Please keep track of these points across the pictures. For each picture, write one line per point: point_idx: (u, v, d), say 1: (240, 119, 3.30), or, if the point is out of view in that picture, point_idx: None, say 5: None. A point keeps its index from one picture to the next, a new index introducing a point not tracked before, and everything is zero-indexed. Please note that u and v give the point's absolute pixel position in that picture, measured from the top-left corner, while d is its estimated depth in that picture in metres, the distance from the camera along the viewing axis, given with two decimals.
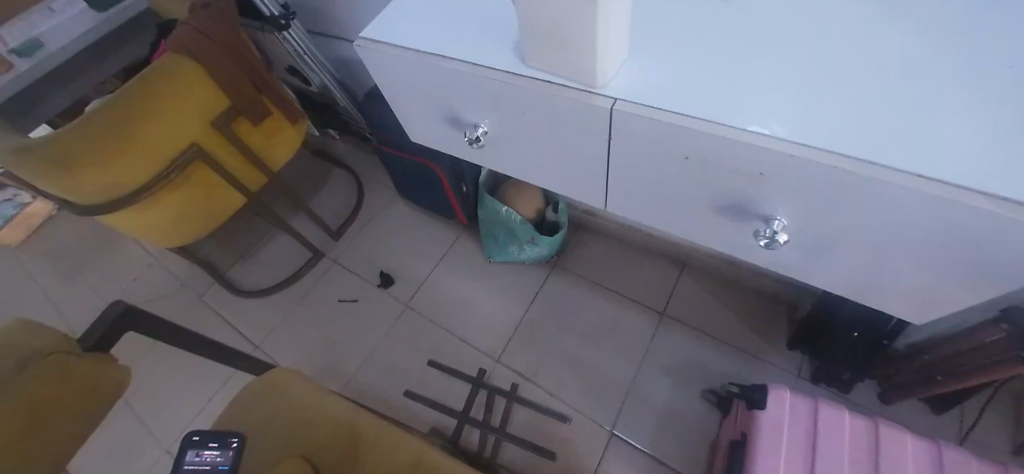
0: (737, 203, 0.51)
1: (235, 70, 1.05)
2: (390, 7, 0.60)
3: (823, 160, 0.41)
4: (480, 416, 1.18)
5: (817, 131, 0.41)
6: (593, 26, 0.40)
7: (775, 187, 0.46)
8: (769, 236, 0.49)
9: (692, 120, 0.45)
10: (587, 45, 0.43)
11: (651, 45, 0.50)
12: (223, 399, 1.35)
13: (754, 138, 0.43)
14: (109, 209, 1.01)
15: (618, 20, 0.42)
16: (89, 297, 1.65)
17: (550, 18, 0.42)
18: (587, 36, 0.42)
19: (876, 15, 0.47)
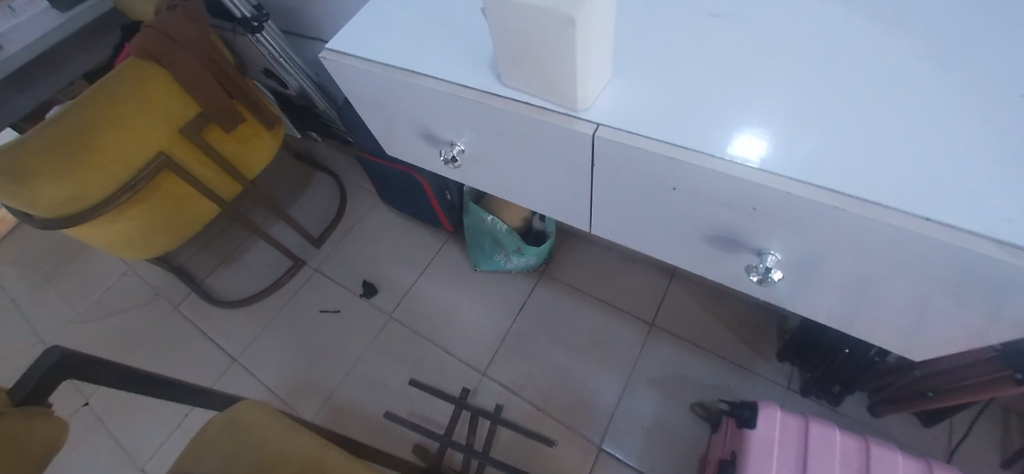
0: (728, 235, 0.49)
1: (205, 75, 1.00)
2: (358, 16, 0.56)
3: (821, 198, 0.39)
4: (462, 440, 1.14)
5: (805, 165, 0.40)
6: (572, 48, 0.37)
7: (769, 222, 0.44)
8: (762, 272, 0.47)
9: (680, 150, 0.43)
10: (567, 67, 0.40)
11: (637, 66, 0.47)
12: (200, 415, 1.30)
13: (741, 171, 0.41)
14: (71, 223, 0.95)
15: (599, 41, 0.39)
16: (58, 307, 1.57)
17: (527, 38, 0.39)
18: (565, 59, 0.39)
19: (868, 38, 0.45)
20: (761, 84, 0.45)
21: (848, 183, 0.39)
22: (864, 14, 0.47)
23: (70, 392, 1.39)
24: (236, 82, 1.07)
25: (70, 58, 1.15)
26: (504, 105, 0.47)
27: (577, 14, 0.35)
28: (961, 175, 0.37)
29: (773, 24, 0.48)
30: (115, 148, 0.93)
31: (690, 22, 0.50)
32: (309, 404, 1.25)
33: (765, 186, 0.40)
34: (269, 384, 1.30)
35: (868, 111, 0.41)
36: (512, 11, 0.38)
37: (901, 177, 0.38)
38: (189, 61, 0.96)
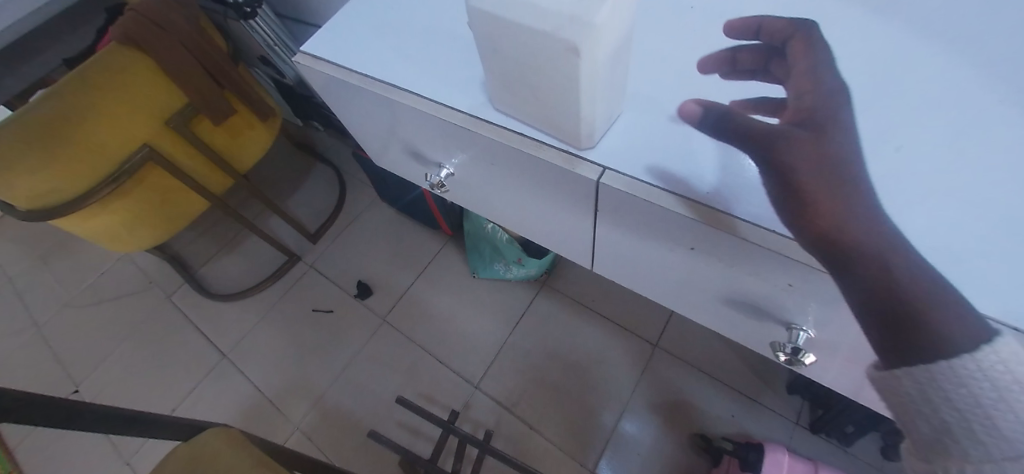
0: (752, 303, 0.45)
1: (191, 64, 0.94)
2: (339, 20, 0.55)
3: None
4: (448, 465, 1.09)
5: None
6: (576, 81, 0.33)
7: (803, 297, 0.39)
8: (791, 356, 0.44)
9: (700, 209, 0.38)
10: (570, 99, 0.35)
11: (657, 103, 0.43)
12: (187, 411, 1.26)
13: (766, 238, 0.36)
14: (48, 215, 0.89)
15: (609, 75, 0.35)
16: (51, 289, 1.54)
17: (525, 66, 0.35)
18: (570, 92, 0.34)
19: (932, 75, 0.39)
20: None
21: None
22: (935, 43, 0.40)
23: (59, 379, 1.36)
24: (228, 72, 1.02)
25: (61, 36, 1.10)
26: (493, 132, 0.44)
27: (583, 43, 0.30)
28: (840, 136, 0.35)
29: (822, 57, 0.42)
30: (98, 139, 0.88)
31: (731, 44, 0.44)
32: (296, 406, 1.21)
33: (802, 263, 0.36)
34: (258, 383, 1.26)
35: (931, 173, 0.35)
36: (509, 32, 0.33)
37: (792, 114, 0.36)
38: (177, 49, 0.92)
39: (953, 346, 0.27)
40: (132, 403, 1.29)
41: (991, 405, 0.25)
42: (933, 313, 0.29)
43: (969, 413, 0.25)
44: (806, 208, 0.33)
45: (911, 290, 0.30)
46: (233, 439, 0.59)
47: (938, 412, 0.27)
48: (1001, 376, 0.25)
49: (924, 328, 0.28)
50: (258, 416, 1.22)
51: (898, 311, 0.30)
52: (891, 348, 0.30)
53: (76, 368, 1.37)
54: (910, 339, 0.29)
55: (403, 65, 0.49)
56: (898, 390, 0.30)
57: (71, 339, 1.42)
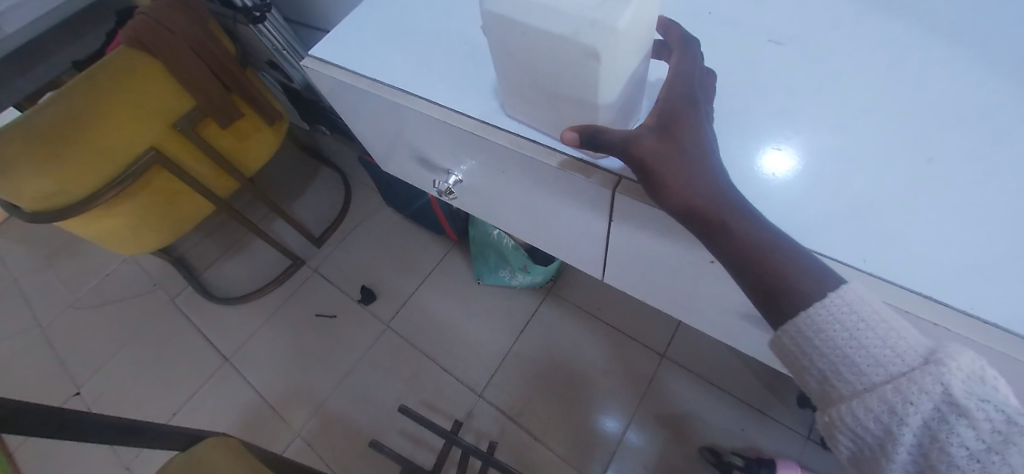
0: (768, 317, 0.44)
1: (199, 67, 0.93)
2: (348, 23, 0.54)
3: (899, 300, 0.34)
4: None
5: (870, 251, 0.35)
6: (593, 87, 0.33)
7: None
8: None
9: None
10: (585, 101, 0.34)
11: None
12: (188, 415, 1.25)
13: None
14: (53, 217, 0.89)
15: (626, 78, 0.34)
16: (56, 290, 1.53)
17: (540, 70, 0.34)
18: (587, 95, 0.34)
19: (953, 86, 0.38)
20: (827, 140, 0.39)
21: (938, 285, 0.33)
22: (959, 52, 0.39)
23: (61, 381, 1.35)
24: (236, 75, 1.02)
25: (69, 39, 1.10)
26: (504, 138, 0.43)
27: (602, 48, 0.29)
28: (694, 125, 0.35)
29: (842, 67, 0.41)
30: (105, 141, 0.88)
31: (749, 51, 0.44)
32: (298, 412, 1.20)
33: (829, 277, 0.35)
34: (260, 389, 1.25)
35: (959, 186, 0.35)
36: (525, 36, 0.32)
37: (653, 121, 0.35)
38: (186, 53, 0.91)
39: (809, 303, 0.32)
40: (134, 406, 1.28)
41: (848, 345, 0.31)
42: (785, 276, 0.33)
43: (833, 356, 0.32)
44: (670, 199, 0.35)
45: (768, 260, 0.33)
46: (231, 450, 0.58)
47: (813, 360, 0.33)
48: (849, 318, 0.31)
49: (785, 289, 0.33)
50: (259, 422, 1.21)
51: (765, 284, 0.34)
52: (769, 313, 0.35)
53: (77, 371, 1.36)
54: (774, 299, 0.34)
55: (412, 70, 0.48)
56: (789, 351, 0.35)
57: (73, 342, 1.41)
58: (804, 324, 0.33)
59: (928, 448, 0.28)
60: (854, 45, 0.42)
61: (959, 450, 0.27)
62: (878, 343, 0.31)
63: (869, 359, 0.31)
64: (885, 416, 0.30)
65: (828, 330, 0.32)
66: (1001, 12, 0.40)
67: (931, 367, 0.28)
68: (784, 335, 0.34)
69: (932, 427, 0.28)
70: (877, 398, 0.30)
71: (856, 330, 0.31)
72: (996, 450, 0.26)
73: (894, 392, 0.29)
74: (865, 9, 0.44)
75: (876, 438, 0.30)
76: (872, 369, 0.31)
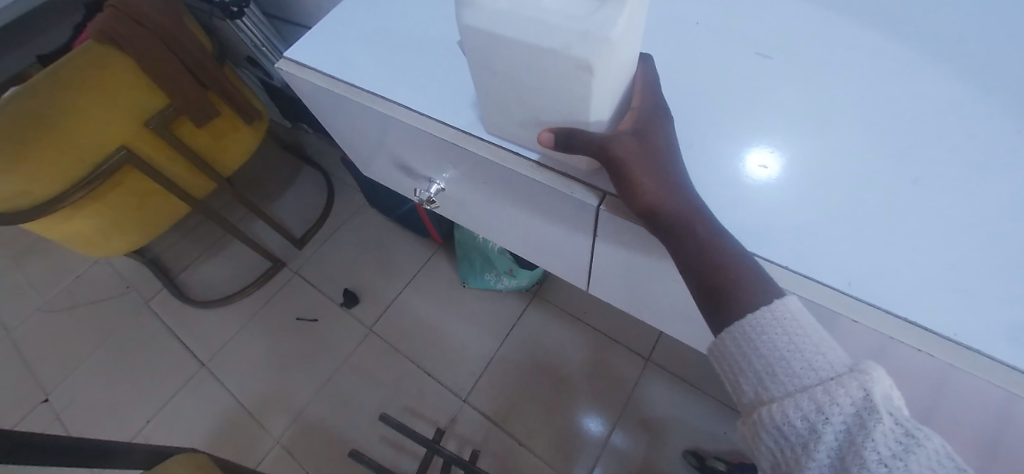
0: None
1: (171, 64, 0.90)
2: (328, 26, 0.52)
3: (885, 327, 0.33)
4: None
5: (857, 274, 0.34)
6: (585, 99, 0.31)
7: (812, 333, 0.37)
8: None
9: None
10: (576, 110, 0.33)
11: None
12: (161, 423, 1.21)
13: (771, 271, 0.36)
14: (15, 219, 0.85)
15: (617, 88, 0.33)
16: (24, 292, 1.47)
17: (526, 84, 0.33)
18: (578, 104, 0.32)
19: (937, 106, 0.38)
20: (816, 157, 0.38)
21: (929, 312, 0.32)
22: (940, 69, 0.39)
23: (28, 388, 1.30)
24: (213, 74, 0.99)
25: (35, 31, 1.05)
26: (486, 150, 0.43)
27: (597, 62, 0.28)
28: (664, 135, 0.36)
29: (827, 82, 0.41)
30: (72, 141, 0.84)
31: (734, 65, 0.44)
32: (277, 419, 1.17)
33: (814, 301, 0.35)
34: (238, 394, 1.22)
35: (946, 210, 0.34)
36: (511, 50, 0.31)
37: (626, 124, 0.36)
38: (158, 49, 0.88)
39: (755, 306, 0.32)
40: (106, 414, 1.23)
41: (785, 347, 0.30)
42: (733, 279, 0.33)
43: (770, 357, 0.31)
44: (636, 198, 0.35)
45: (717, 266, 0.33)
46: (201, 467, 0.56)
47: (749, 361, 0.32)
48: (791, 323, 0.31)
49: (733, 295, 0.33)
50: (236, 430, 1.17)
51: (711, 288, 0.34)
52: (713, 318, 0.34)
53: (46, 376, 1.31)
54: (722, 303, 0.33)
55: (392, 77, 0.47)
56: (727, 353, 0.33)
57: (41, 345, 1.36)
58: (749, 326, 0.32)
59: (846, 452, 0.27)
60: (840, 59, 0.42)
61: (872, 454, 0.26)
62: (813, 349, 0.30)
63: (802, 363, 0.30)
64: (813, 415, 0.28)
65: (769, 332, 0.31)
66: (987, 30, 0.39)
67: (856, 374, 0.28)
68: (727, 336, 0.33)
69: (852, 431, 0.27)
70: (806, 397, 0.29)
71: (796, 335, 0.30)
72: (899, 457, 0.25)
73: (822, 392, 0.28)
74: (855, 20, 0.43)
75: (799, 438, 0.29)
76: (804, 372, 0.29)
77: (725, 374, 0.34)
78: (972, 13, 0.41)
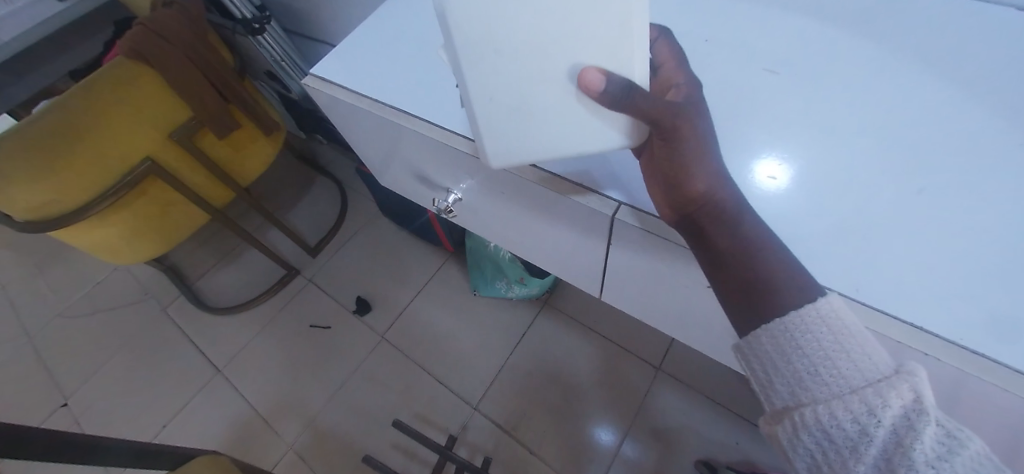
0: None
1: (196, 77, 0.93)
2: (351, 44, 0.55)
3: (894, 333, 0.34)
4: None
5: (866, 282, 0.35)
6: (627, 25, 0.31)
7: None
8: None
9: None
10: (616, 39, 0.31)
11: None
12: (177, 429, 1.23)
13: None
14: (47, 227, 0.88)
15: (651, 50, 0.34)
16: (46, 298, 1.51)
17: (548, 49, 0.32)
18: (621, 50, 0.32)
19: (944, 119, 0.39)
20: (821, 168, 0.39)
21: (938, 319, 0.33)
22: (946, 82, 0.40)
23: (48, 392, 1.33)
24: (235, 87, 1.02)
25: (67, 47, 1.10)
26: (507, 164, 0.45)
27: None
28: (706, 117, 0.37)
29: (835, 95, 0.42)
30: (101, 152, 0.88)
31: (743, 79, 0.45)
32: (290, 425, 1.18)
33: None
34: (252, 400, 1.23)
35: (946, 217, 0.35)
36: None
37: (677, 96, 0.37)
38: (185, 64, 0.91)
39: (799, 303, 0.33)
40: (123, 420, 1.25)
41: (831, 348, 0.32)
42: (778, 273, 0.34)
43: (815, 358, 0.32)
44: (689, 185, 0.35)
45: (752, 257, 0.35)
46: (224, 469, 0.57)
47: (790, 361, 0.33)
48: (835, 323, 0.32)
49: (776, 290, 0.34)
50: (250, 435, 1.19)
51: (745, 277, 0.35)
52: (751, 313, 0.35)
53: (65, 382, 1.34)
54: (762, 296, 0.35)
55: (414, 93, 0.50)
56: (768, 353, 0.34)
57: (62, 352, 1.39)
58: (793, 324, 0.33)
59: (892, 453, 0.28)
60: (847, 73, 0.43)
61: (920, 453, 0.27)
62: (860, 352, 0.31)
63: (849, 364, 0.31)
64: (864, 418, 0.29)
65: (815, 331, 0.32)
66: (988, 44, 0.41)
67: (905, 376, 0.29)
68: (765, 334, 0.34)
69: (899, 432, 0.28)
70: (856, 399, 0.30)
71: (841, 336, 0.32)
72: (944, 459, 0.27)
73: (873, 394, 0.29)
74: (862, 36, 0.44)
75: (847, 439, 0.30)
76: (851, 373, 0.31)
77: (762, 375, 0.35)
78: (972, 28, 0.42)
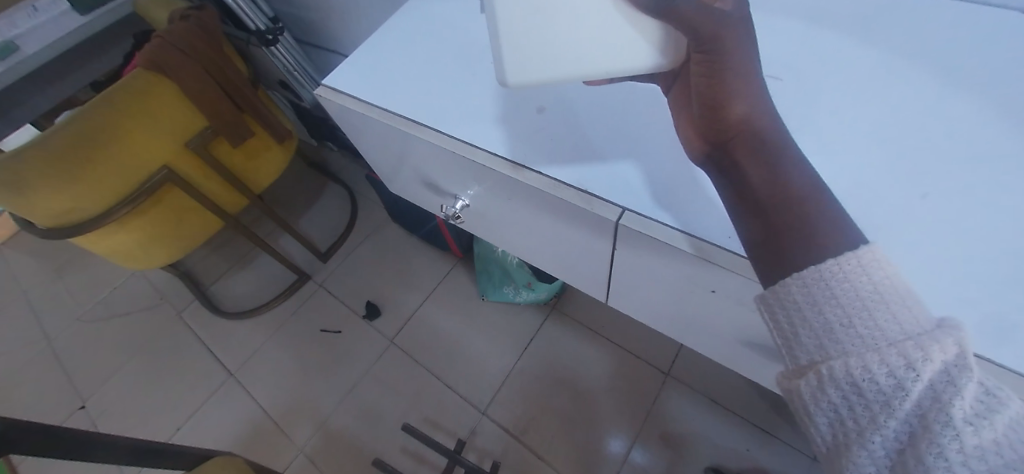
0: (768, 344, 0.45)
1: (211, 87, 0.96)
2: (362, 55, 0.57)
3: None
4: None
5: None
6: None
7: None
8: None
9: (722, 251, 0.38)
10: None
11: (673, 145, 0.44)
12: (190, 431, 1.24)
13: None
14: (70, 234, 0.91)
15: None
16: (65, 303, 1.55)
17: None
18: None
19: (949, 122, 0.39)
20: (824, 172, 0.40)
21: None
22: (949, 85, 0.40)
23: (66, 395, 1.36)
24: (249, 96, 1.05)
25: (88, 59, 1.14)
26: (513, 171, 0.46)
27: None
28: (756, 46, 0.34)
29: (841, 101, 0.42)
30: (121, 159, 0.90)
31: None
32: (301, 428, 1.20)
33: None
34: (264, 404, 1.25)
35: (949, 220, 0.36)
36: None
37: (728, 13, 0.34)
38: (200, 74, 0.94)
39: (839, 245, 0.30)
40: (138, 422, 1.28)
41: (870, 297, 0.28)
42: (813, 215, 0.31)
43: (851, 306, 0.28)
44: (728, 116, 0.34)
45: (790, 195, 0.32)
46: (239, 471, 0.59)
47: (821, 311, 0.29)
48: (877, 272, 0.29)
49: (810, 229, 0.31)
50: (262, 439, 1.20)
51: (777, 216, 0.32)
52: (779, 254, 0.32)
53: (83, 385, 1.37)
54: (797, 236, 0.31)
55: (423, 102, 0.51)
56: (794, 298, 0.30)
57: (79, 355, 1.42)
58: (830, 271, 0.29)
59: (926, 410, 0.25)
60: (849, 78, 0.43)
61: (960, 410, 0.24)
62: (899, 303, 0.28)
63: (887, 316, 0.28)
64: (901, 371, 0.26)
65: (853, 281, 0.29)
66: (990, 45, 0.41)
67: (948, 331, 0.26)
68: (795, 281, 0.30)
69: (936, 389, 0.25)
70: (894, 351, 0.26)
71: (881, 284, 0.28)
72: (983, 416, 0.24)
73: (913, 347, 0.26)
74: (864, 40, 0.45)
75: (879, 395, 0.26)
76: (888, 325, 0.27)
77: (784, 322, 0.31)
78: (974, 30, 0.42)
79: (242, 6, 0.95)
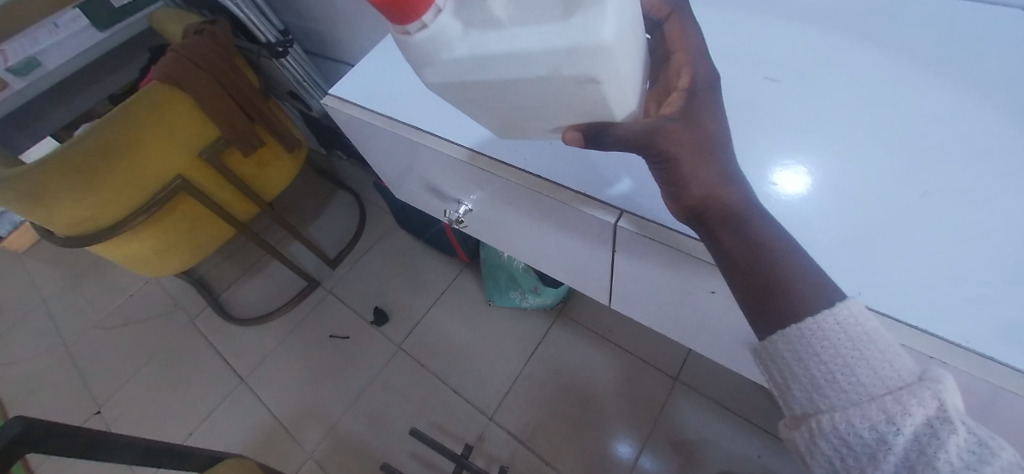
0: None
1: (222, 101, 0.98)
2: (366, 66, 0.58)
3: (904, 337, 0.34)
4: None
5: (871, 286, 0.36)
6: (602, 99, 0.30)
7: None
8: None
9: None
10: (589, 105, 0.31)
11: None
12: (202, 436, 1.26)
13: None
14: (82, 243, 0.94)
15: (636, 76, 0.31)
16: (83, 310, 1.59)
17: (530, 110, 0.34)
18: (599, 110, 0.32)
19: (948, 124, 0.39)
20: (822, 174, 0.40)
21: (945, 322, 0.33)
22: (947, 88, 0.40)
23: (82, 400, 1.38)
24: (259, 107, 1.07)
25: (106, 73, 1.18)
26: (513, 175, 0.47)
27: (596, 66, 0.28)
28: (714, 110, 0.35)
29: (839, 103, 0.43)
30: (135, 170, 0.93)
31: (744, 89, 0.46)
32: (311, 434, 1.21)
33: None
34: (273, 409, 1.27)
35: (950, 220, 0.36)
36: (500, 77, 0.30)
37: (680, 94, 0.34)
38: (212, 88, 0.96)
39: (816, 309, 0.31)
40: (153, 426, 1.30)
41: (850, 355, 0.30)
42: (794, 275, 0.32)
43: (833, 363, 0.30)
44: (686, 193, 0.33)
45: (772, 259, 0.32)
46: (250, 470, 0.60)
47: (807, 367, 0.31)
48: (853, 328, 0.30)
49: (789, 292, 0.32)
50: (273, 444, 1.21)
51: (763, 280, 0.33)
52: (766, 319, 0.33)
53: (99, 390, 1.39)
54: (778, 306, 0.32)
55: (425, 111, 0.52)
56: (782, 356, 0.33)
57: (96, 361, 1.45)
58: (810, 331, 0.31)
59: (914, 461, 0.27)
60: (847, 81, 0.44)
61: (944, 464, 0.26)
62: (879, 357, 0.29)
63: (868, 371, 0.29)
64: (883, 426, 0.28)
65: (831, 337, 0.30)
66: (989, 48, 0.41)
67: (929, 383, 0.27)
68: (780, 340, 0.32)
69: (921, 441, 0.27)
70: (874, 407, 0.28)
71: (859, 341, 0.30)
72: (971, 469, 0.25)
73: (893, 402, 0.28)
74: (860, 45, 0.45)
75: (867, 447, 0.28)
76: (870, 380, 0.29)
77: (776, 376, 0.34)
78: (973, 32, 0.42)
79: (253, 19, 0.97)
